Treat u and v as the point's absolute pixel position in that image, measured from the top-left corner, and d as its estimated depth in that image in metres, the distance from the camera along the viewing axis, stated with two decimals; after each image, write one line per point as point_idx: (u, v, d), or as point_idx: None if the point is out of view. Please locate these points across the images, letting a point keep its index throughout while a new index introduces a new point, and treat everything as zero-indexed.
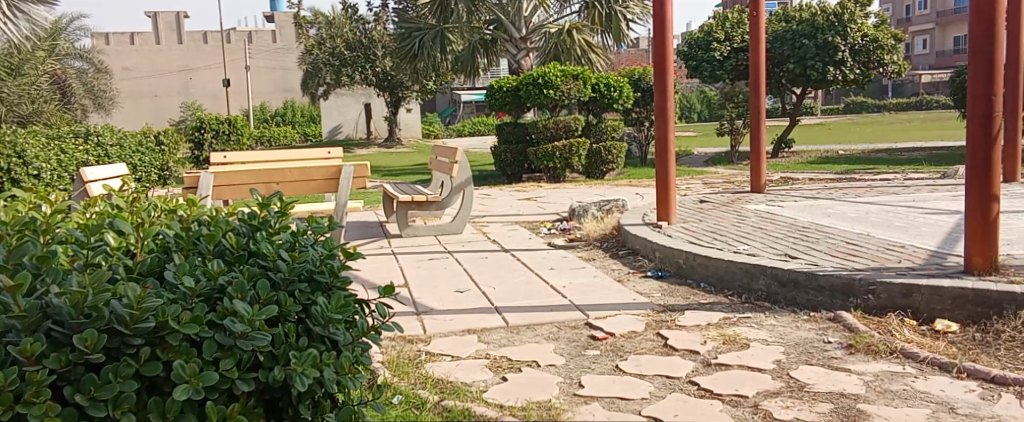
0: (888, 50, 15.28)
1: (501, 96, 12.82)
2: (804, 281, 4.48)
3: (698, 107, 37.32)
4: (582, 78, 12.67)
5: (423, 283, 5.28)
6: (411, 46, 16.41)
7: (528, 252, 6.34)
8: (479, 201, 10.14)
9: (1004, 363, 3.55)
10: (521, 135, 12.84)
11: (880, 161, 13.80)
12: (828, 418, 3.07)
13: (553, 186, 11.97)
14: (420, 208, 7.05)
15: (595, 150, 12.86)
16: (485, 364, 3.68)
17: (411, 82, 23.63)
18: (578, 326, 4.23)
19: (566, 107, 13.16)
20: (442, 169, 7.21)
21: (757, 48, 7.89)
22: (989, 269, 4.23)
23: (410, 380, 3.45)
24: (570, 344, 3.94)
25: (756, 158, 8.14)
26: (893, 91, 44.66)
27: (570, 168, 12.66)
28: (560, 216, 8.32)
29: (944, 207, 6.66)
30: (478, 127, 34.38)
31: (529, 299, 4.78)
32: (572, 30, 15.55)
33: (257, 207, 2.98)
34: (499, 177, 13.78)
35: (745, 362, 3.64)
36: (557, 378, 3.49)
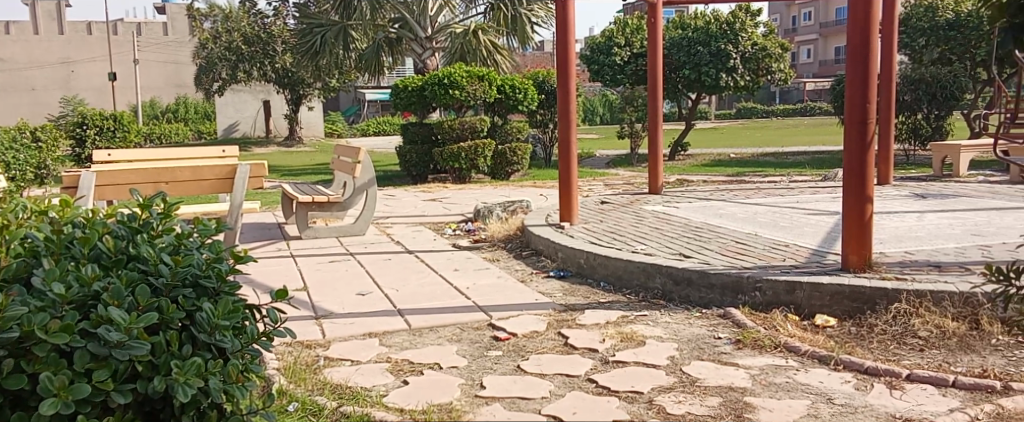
0: (775, 58, 15.98)
1: (406, 95, 12.69)
2: (697, 279, 4.65)
3: (600, 110, 38.05)
4: (488, 79, 12.80)
5: (323, 286, 5.24)
6: (312, 42, 16.03)
7: (431, 253, 6.36)
8: (382, 202, 10.08)
9: (877, 355, 3.77)
10: (426, 135, 12.82)
11: (767, 164, 14.38)
12: (717, 411, 3.21)
13: (459, 187, 11.99)
14: (321, 209, 6.96)
15: (500, 151, 12.95)
16: (386, 368, 3.69)
17: (312, 80, 23.30)
18: (480, 327, 4.28)
19: (472, 108, 13.26)
20: (344, 169, 7.14)
21: (655, 55, 8.09)
22: (863, 266, 4.48)
23: (306, 387, 3.44)
24: (473, 346, 3.99)
25: (654, 160, 8.37)
26: (780, 97, 46.78)
27: (475, 169, 12.70)
28: (465, 216, 8.37)
29: (825, 208, 7.01)
30: (382, 127, 34.17)
31: (431, 301, 4.80)
32: (478, 31, 15.57)
33: (138, 208, 2.89)
34: (404, 178, 13.72)
35: (641, 359, 3.76)
36: (458, 380, 3.54)
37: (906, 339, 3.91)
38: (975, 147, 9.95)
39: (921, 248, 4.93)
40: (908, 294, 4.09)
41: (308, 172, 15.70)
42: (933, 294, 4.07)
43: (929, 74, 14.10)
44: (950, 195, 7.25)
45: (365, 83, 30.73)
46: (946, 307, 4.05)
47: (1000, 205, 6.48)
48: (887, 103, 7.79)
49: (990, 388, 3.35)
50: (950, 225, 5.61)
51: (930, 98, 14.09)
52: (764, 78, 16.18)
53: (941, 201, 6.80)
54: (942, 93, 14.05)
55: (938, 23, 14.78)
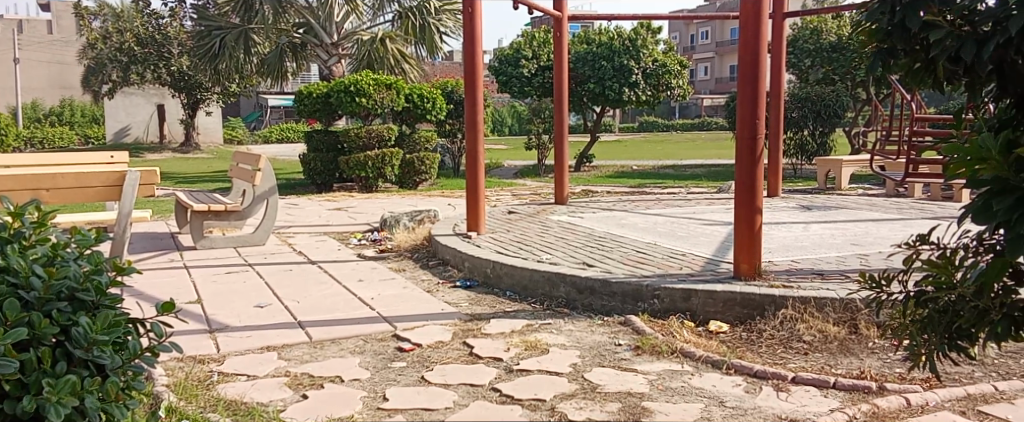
0: (675, 74, 16.46)
1: (310, 102, 12.55)
2: (599, 287, 4.79)
3: (509, 121, 38.40)
4: (395, 88, 12.74)
5: (219, 298, 5.16)
6: (211, 45, 15.76)
7: (335, 263, 6.33)
8: (285, 211, 9.93)
9: (766, 359, 3.95)
10: (331, 143, 12.71)
11: (667, 176, 14.76)
12: (616, 416, 3.30)
13: (365, 197, 11.94)
14: (217, 218, 6.84)
15: (408, 161, 12.95)
16: (284, 382, 3.67)
17: (211, 84, 22.73)
18: (384, 338, 4.30)
19: (380, 116, 13.22)
20: (244, 177, 7.02)
21: (561, 68, 8.22)
22: (753, 274, 4.70)
23: (198, 404, 3.39)
24: (376, 357, 4.01)
25: (560, 171, 8.54)
26: (679, 113, 48.06)
27: (382, 178, 12.65)
28: (371, 226, 8.35)
29: (720, 219, 7.30)
30: (285, 134, 33.67)
31: (333, 312, 4.79)
32: (386, 39, 15.49)
33: (9, 216, 2.79)
34: (308, 186, 13.55)
35: (544, 367, 3.85)
36: (360, 393, 3.55)
37: (792, 344, 4.11)
38: (856, 161, 10.48)
39: (806, 257, 5.20)
40: (793, 300, 4.32)
41: (204, 180, 15.29)
42: (817, 301, 4.30)
43: (815, 93, 14.77)
44: (833, 207, 7.64)
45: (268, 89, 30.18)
46: (828, 313, 4.28)
47: (878, 217, 6.88)
48: (776, 119, 8.16)
49: (867, 388, 3.53)
50: (832, 235, 5.92)
51: (815, 115, 14.75)
52: (665, 93, 16.68)
53: (824, 212, 7.17)
54: (827, 110, 14.73)
55: (822, 45, 15.65)
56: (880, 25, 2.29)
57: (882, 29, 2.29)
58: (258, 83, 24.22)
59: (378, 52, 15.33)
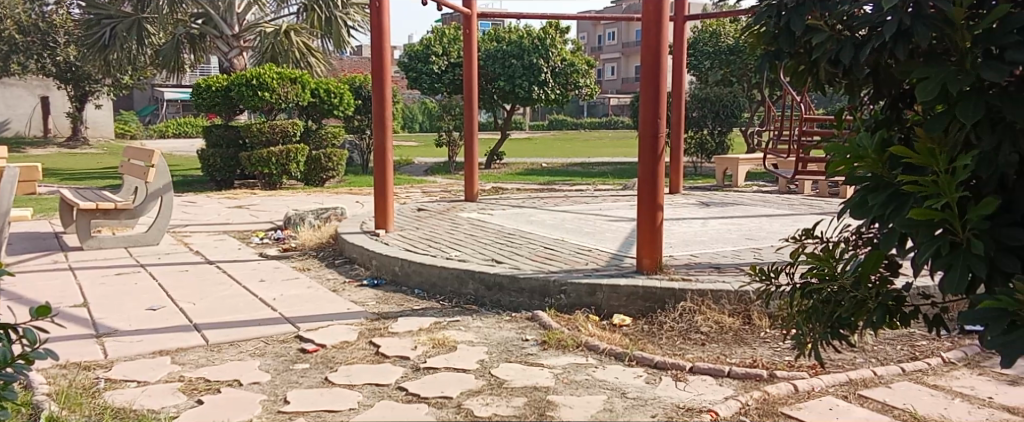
0: (582, 74, 16.92)
1: (208, 96, 12.20)
2: (507, 283, 4.85)
3: (419, 118, 38.27)
4: (300, 82, 12.60)
5: (108, 301, 5.01)
6: (99, 35, 15.19)
7: (235, 263, 6.22)
8: (182, 209, 9.67)
9: (666, 350, 4.08)
10: (232, 138, 12.49)
11: (575, 174, 15.00)
12: (522, 411, 3.35)
13: (268, 194, 11.72)
14: (106, 217, 6.64)
15: (315, 157, 12.80)
16: (178, 387, 3.59)
17: (101, 76, 21.95)
18: (286, 340, 4.26)
19: (284, 111, 12.98)
20: (135, 174, 6.84)
21: (469, 65, 8.24)
22: (655, 269, 4.85)
23: (82, 413, 3.29)
24: (277, 359, 3.96)
25: (470, 168, 8.58)
26: (587, 111, 48.86)
27: (287, 175, 12.47)
28: (274, 224, 8.23)
29: (625, 215, 7.47)
30: (183, 128, 32.76)
31: (231, 314, 4.72)
32: (290, 31, 15.19)
33: None
34: (206, 183, 13.24)
35: (451, 364, 3.87)
36: (260, 396, 3.49)
37: (689, 335, 4.27)
38: (752, 160, 10.86)
39: (705, 251, 5.39)
40: (692, 293, 4.48)
41: (93, 176, 14.74)
42: (713, 293, 4.47)
43: (714, 93, 15.13)
44: (730, 203, 7.91)
45: (166, 81, 29.26)
46: (723, 304, 4.47)
47: (771, 213, 7.16)
48: (678, 118, 8.37)
49: (759, 376, 3.69)
50: (729, 230, 6.15)
51: (714, 116, 15.20)
52: (573, 92, 17.04)
53: (722, 209, 7.42)
54: (724, 111, 15.19)
55: (721, 48, 16.18)
56: (767, 28, 2.42)
57: (770, 31, 2.42)
58: (153, 73, 23.47)
59: (282, 44, 15.04)
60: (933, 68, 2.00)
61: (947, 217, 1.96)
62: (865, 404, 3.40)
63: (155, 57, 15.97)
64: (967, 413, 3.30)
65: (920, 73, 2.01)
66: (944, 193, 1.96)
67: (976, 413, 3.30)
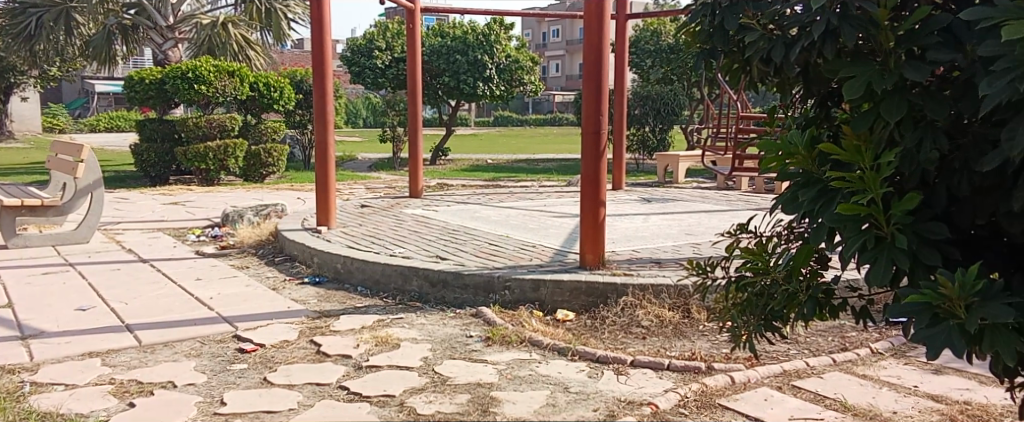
0: (527, 71, 17.04)
1: (142, 89, 11.99)
2: (452, 280, 4.85)
3: (363, 113, 38.03)
4: (239, 75, 12.39)
5: (36, 302, 4.90)
6: (26, 24, 14.87)
7: (170, 261, 6.12)
8: (115, 206, 9.48)
9: (608, 345, 4.13)
10: (166, 132, 12.29)
11: (520, 170, 15.05)
12: (465, 408, 3.37)
13: (205, 190, 11.53)
14: (33, 214, 6.49)
15: (254, 152, 12.64)
16: (109, 390, 3.53)
17: (29, 69, 21.35)
18: (223, 340, 4.21)
19: (223, 104, 12.85)
20: (63, 170, 6.68)
21: (413, 60, 8.21)
22: (598, 264, 4.90)
23: (8, 417, 3.21)
24: (214, 360, 3.91)
25: (414, 164, 8.55)
26: (532, 107, 49.06)
27: (225, 171, 12.28)
28: (212, 221, 8.12)
29: (568, 211, 7.53)
30: (114, 122, 32.08)
31: (166, 314, 4.64)
32: (227, 23, 14.94)
33: None
34: (139, 179, 12.98)
35: (394, 362, 3.87)
36: (196, 398, 3.44)
37: (631, 329, 4.33)
38: (692, 157, 11.04)
39: (646, 247, 5.46)
40: (633, 288, 4.54)
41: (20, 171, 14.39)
42: (654, 287, 4.53)
43: (655, 92, 15.44)
44: (670, 199, 8.03)
45: (98, 74, 28.54)
46: (664, 298, 4.54)
47: (711, 209, 7.29)
48: (620, 115, 8.45)
49: (697, 368, 3.76)
50: (670, 226, 6.24)
51: (655, 113, 15.40)
52: (517, 89, 17.14)
53: (663, 205, 7.53)
54: (665, 108, 15.39)
55: (664, 47, 16.39)
56: (702, 27, 2.47)
57: (705, 30, 2.47)
58: (84, 65, 22.94)
59: (220, 36, 14.80)
60: (859, 67, 2.06)
61: (873, 212, 2.03)
62: (798, 394, 3.49)
63: (83, 48, 15.38)
64: (894, 401, 3.41)
65: (846, 72, 2.06)
66: (870, 189, 2.03)
67: (903, 401, 3.41)
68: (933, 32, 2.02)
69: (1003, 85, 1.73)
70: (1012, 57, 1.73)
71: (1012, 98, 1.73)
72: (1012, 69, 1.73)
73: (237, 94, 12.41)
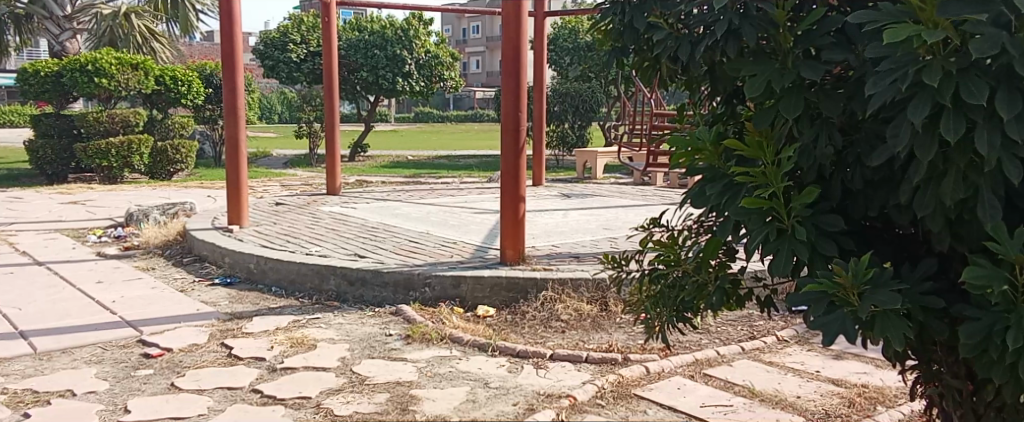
0: (446, 67, 16.97)
1: (36, 82, 11.53)
2: (371, 278, 4.80)
3: (278, 108, 37.38)
4: (143, 68, 12.08)
5: None
6: None
7: (70, 264, 5.89)
8: (8, 205, 9.08)
9: (528, 339, 4.14)
10: (65, 128, 11.85)
11: (442, 166, 14.99)
12: (384, 407, 3.32)
13: (107, 188, 11.15)
14: None
15: (160, 149, 12.27)
16: (3, 401, 3.37)
17: None
18: (127, 345, 4.07)
19: (125, 99, 12.47)
20: None
21: (328, 56, 8.08)
22: (518, 260, 4.92)
23: None
24: (117, 366, 3.78)
25: (331, 160, 8.43)
26: (452, 104, 48.92)
27: (129, 168, 11.92)
28: (114, 221, 7.85)
29: (488, 207, 7.52)
30: (9, 117, 30.74)
31: (64, 319, 4.47)
32: (130, 14, 14.98)
33: None
34: (36, 177, 12.48)
35: (309, 363, 3.80)
36: (97, 407, 3.32)
37: (550, 323, 4.34)
38: (609, 152, 11.15)
39: (565, 241, 5.50)
40: (553, 283, 4.57)
41: None
42: (573, 281, 4.57)
43: (574, 88, 15.47)
44: (588, 194, 8.10)
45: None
46: (582, 292, 4.58)
47: (629, 204, 7.38)
48: (539, 111, 8.48)
49: (614, 360, 3.80)
50: (588, 220, 6.29)
51: (575, 110, 15.50)
52: (438, 85, 17.05)
53: (582, 200, 7.59)
54: (584, 105, 15.52)
55: (583, 45, 16.53)
56: (613, 25, 2.48)
57: (616, 28, 2.47)
58: None
59: (122, 28, 14.83)
60: (760, 66, 2.10)
61: (776, 205, 2.07)
62: (709, 382, 3.55)
63: None
64: (798, 386, 3.51)
65: (748, 70, 2.10)
66: (772, 183, 2.08)
67: (806, 386, 3.51)
68: (828, 32, 2.09)
69: (887, 85, 1.78)
70: (895, 58, 1.79)
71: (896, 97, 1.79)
72: (895, 69, 1.79)
73: (141, 87, 12.15)
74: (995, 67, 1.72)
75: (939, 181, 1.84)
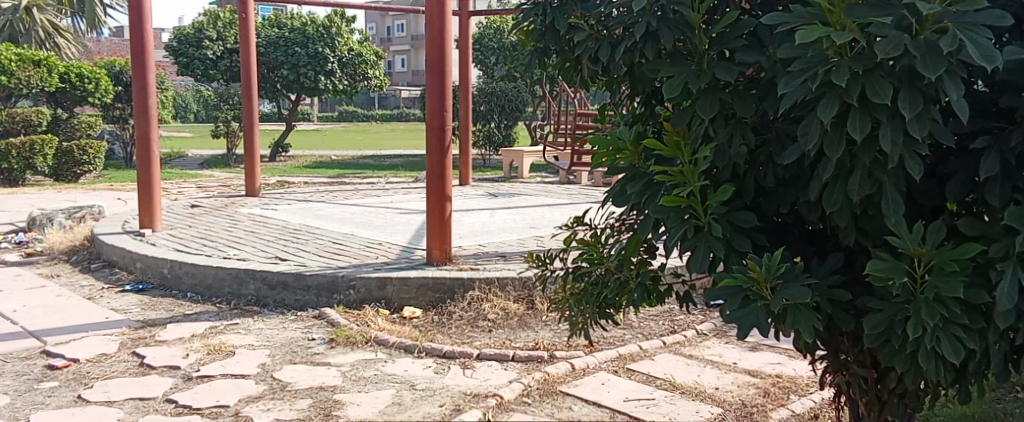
0: (371, 65, 16.79)
1: None
2: (292, 282, 4.68)
3: (193, 107, 36.44)
4: (46, 65, 11.77)
5: None
6: None
7: None
8: None
9: (455, 339, 4.09)
10: None
11: (366, 166, 14.82)
12: (306, 413, 3.23)
13: (9, 191, 10.67)
14: None
15: (65, 149, 11.77)
16: None
17: None
18: (31, 356, 3.89)
19: (28, 97, 12.15)
20: None
21: (246, 52, 7.89)
22: (444, 260, 4.87)
23: None
24: (19, 379, 3.60)
25: (250, 161, 8.21)
26: (377, 103, 48.46)
27: (31, 169, 11.42)
28: (16, 226, 7.51)
29: (413, 208, 7.45)
30: None
31: None
32: (32, 8, 14.41)
33: None
34: None
35: (227, 370, 3.68)
36: None
37: (477, 323, 4.30)
38: (535, 151, 11.17)
39: (491, 241, 5.46)
40: (479, 282, 4.54)
41: None
42: (500, 280, 4.55)
43: (500, 88, 15.49)
44: (515, 194, 8.09)
45: None
46: (509, 291, 4.56)
47: (554, 202, 7.40)
48: (464, 111, 8.43)
49: (540, 358, 3.78)
50: (514, 220, 6.27)
51: (502, 109, 15.49)
52: (361, 83, 16.86)
53: (508, 199, 7.58)
54: (510, 105, 15.55)
55: (509, 44, 16.55)
56: (535, 26, 2.45)
57: (538, 29, 2.45)
58: None
59: (23, 22, 14.29)
60: (676, 67, 2.09)
61: (693, 203, 2.07)
62: (632, 376, 3.56)
63: None
64: (717, 378, 3.54)
65: (665, 72, 2.09)
66: (688, 181, 2.07)
67: (724, 378, 3.55)
68: (739, 35, 2.10)
69: (798, 85, 1.79)
70: (806, 59, 1.80)
71: (806, 98, 1.80)
72: (806, 70, 1.80)
73: (45, 84, 11.93)
74: (898, 68, 1.73)
75: (846, 178, 1.86)
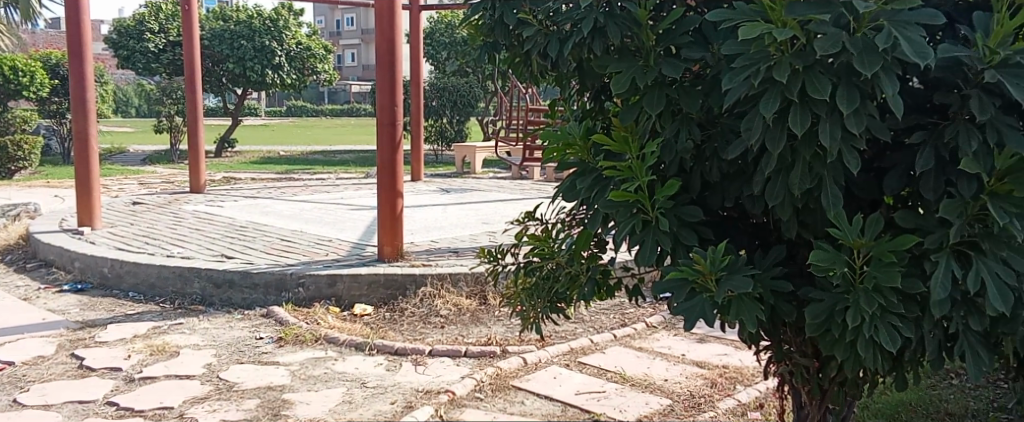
0: (319, 59, 16.61)
1: None
2: (239, 280, 4.60)
3: (135, 102, 35.69)
4: None
5: None
6: None
7: None
8: None
9: (406, 336, 4.05)
10: None
11: (315, 162, 14.68)
12: (254, 413, 3.17)
13: None
14: None
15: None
16: None
17: None
18: None
19: None
20: None
21: (189, 46, 7.73)
22: (396, 256, 4.82)
23: None
24: None
25: (195, 156, 8.06)
26: (326, 97, 48.00)
27: None
28: None
29: (363, 204, 7.37)
30: None
31: None
32: None
33: None
34: None
35: (171, 371, 3.60)
36: None
37: (429, 319, 4.26)
38: (487, 147, 11.15)
39: (443, 236, 5.43)
40: (432, 278, 4.51)
41: None
42: (452, 276, 4.53)
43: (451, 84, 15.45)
44: (467, 189, 8.06)
45: None
46: (461, 287, 4.54)
47: (505, 198, 7.38)
48: (416, 105, 8.36)
49: (492, 353, 3.76)
50: (466, 215, 6.24)
51: (453, 104, 15.44)
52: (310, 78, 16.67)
53: (459, 195, 7.55)
54: (462, 100, 15.51)
55: (460, 39, 16.50)
56: (484, 21, 2.43)
57: (487, 24, 2.43)
58: None
59: None
60: (623, 63, 2.08)
61: (640, 198, 2.06)
62: (583, 370, 3.56)
63: None
64: (666, 370, 3.56)
65: (612, 68, 2.08)
66: (636, 176, 2.06)
67: (673, 369, 3.57)
68: (685, 32, 2.10)
69: (741, 81, 1.80)
70: (749, 54, 1.81)
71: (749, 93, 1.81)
72: (749, 66, 1.80)
73: None
74: (837, 65, 1.74)
75: (788, 172, 1.87)
